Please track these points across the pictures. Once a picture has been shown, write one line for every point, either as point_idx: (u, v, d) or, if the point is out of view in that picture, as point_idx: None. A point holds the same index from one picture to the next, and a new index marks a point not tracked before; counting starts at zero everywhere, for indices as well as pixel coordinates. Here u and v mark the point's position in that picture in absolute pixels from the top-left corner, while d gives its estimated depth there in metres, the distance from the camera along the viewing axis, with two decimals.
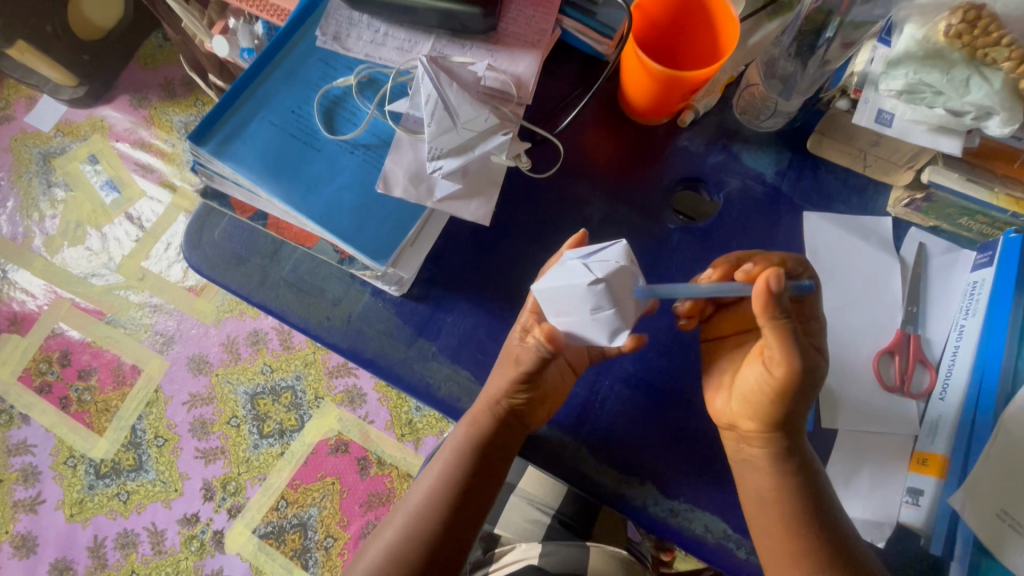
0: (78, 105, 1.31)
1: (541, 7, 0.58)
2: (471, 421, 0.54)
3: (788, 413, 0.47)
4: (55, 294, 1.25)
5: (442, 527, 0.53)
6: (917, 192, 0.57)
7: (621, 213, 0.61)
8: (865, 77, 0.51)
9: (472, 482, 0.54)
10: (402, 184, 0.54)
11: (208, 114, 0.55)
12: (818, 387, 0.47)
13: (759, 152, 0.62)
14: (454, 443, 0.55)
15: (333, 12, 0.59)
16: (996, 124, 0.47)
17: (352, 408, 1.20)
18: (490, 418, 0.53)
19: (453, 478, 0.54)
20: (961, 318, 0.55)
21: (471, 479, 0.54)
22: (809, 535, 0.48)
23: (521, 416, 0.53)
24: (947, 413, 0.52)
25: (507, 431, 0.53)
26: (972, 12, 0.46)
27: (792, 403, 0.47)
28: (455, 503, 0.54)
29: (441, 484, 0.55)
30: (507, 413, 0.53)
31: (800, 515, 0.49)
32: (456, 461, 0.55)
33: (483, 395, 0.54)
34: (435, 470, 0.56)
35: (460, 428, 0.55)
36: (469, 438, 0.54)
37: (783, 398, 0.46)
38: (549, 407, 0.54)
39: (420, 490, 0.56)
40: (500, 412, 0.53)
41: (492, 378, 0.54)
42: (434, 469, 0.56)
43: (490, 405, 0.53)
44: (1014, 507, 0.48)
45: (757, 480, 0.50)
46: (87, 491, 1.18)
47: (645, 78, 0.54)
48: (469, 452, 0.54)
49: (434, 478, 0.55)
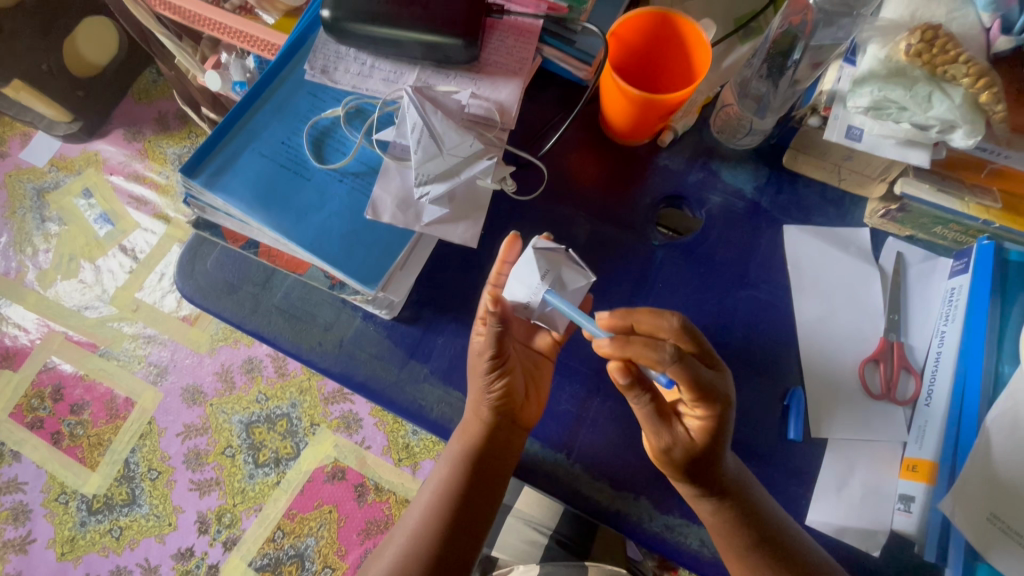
0: (73, 141, 1.32)
1: (521, 37, 0.60)
2: (463, 431, 0.55)
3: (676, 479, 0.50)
4: (47, 327, 1.25)
5: (439, 547, 0.53)
6: (892, 203, 0.58)
7: (605, 231, 0.62)
8: (835, 94, 0.54)
9: (467, 499, 0.54)
10: (390, 210, 0.55)
11: (200, 147, 0.56)
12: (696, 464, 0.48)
13: (737, 168, 0.64)
14: (449, 456, 0.56)
15: (321, 46, 0.60)
16: (960, 137, 0.49)
17: (348, 434, 1.19)
18: (480, 425, 0.54)
19: (449, 493, 0.54)
20: (941, 325, 0.56)
21: (468, 496, 0.54)
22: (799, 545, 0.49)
23: (511, 416, 0.53)
24: (933, 420, 0.53)
25: (497, 440, 0.53)
26: (929, 32, 0.48)
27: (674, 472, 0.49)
28: (451, 521, 0.53)
29: (438, 502, 0.54)
30: (495, 419, 0.53)
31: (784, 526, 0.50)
32: (451, 476, 0.55)
33: (470, 403, 0.54)
34: (432, 488, 0.56)
35: (454, 443, 0.56)
36: (464, 459, 0.54)
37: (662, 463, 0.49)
38: (538, 401, 0.55)
39: (415, 513, 0.55)
40: (488, 419, 0.53)
41: (473, 385, 0.54)
42: (431, 487, 0.56)
43: (478, 413, 0.54)
44: (1001, 510, 0.48)
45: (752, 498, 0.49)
46: (79, 528, 1.16)
47: (623, 101, 0.56)
48: (464, 466, 0.54)
49: (430, 496, 0.55)
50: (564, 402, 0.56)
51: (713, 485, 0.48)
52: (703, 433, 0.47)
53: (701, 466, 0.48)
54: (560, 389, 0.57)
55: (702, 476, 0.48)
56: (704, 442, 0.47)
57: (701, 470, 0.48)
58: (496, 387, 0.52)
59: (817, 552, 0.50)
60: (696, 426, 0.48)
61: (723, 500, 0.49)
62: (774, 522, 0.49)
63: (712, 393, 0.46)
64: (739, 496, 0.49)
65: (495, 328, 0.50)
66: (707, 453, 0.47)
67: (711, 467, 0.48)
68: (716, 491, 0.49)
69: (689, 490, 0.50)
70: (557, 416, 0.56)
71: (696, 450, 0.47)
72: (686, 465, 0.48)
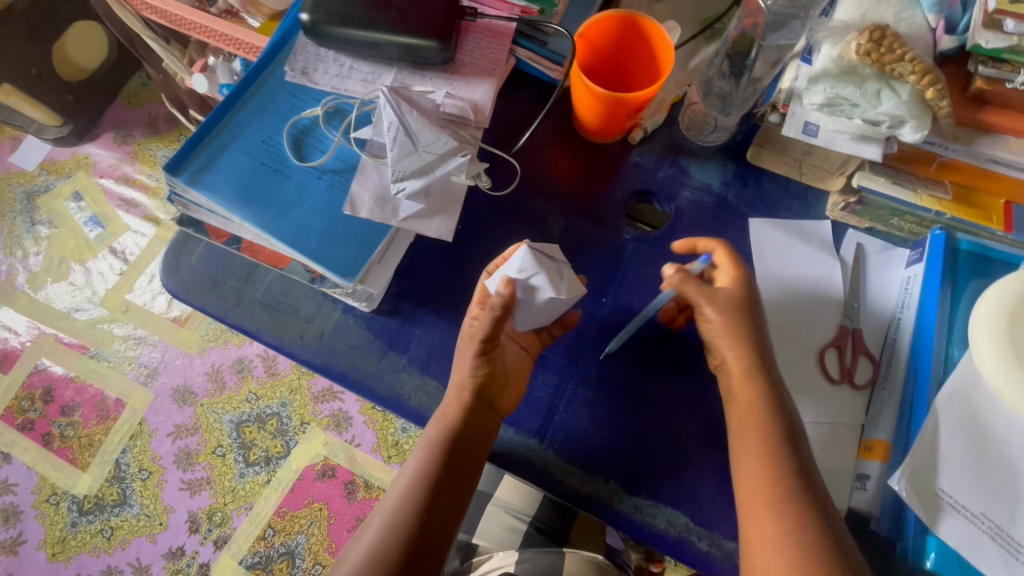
0: (62, 144, 1.34)
1: (495, 39, 0.62)
2: (439, 415, 0.56)
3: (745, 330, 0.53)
4: (38, 330, 1.26)
5: (414, 528, 0.53)
6: (851, 196, 0.61)
7: (578, 226, 0.64)
8: (792, 93, 0.56)
9: (445, 480, 0.55)
10: (368, 206, 0.57)
11: (184, 146, 0.58)
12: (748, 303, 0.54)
13: (705, 165, 0.67)
14: (424, 441, 0.57)
15: (301, 49, 0.63)
16: (908, 131, 0.52)
17: (338, 432, 1.21)
18: (459, 408, 0.55)
19: (427, 475, 0.55)
20: (898, 312, 0.59)
21: (441, 480, 0.55)
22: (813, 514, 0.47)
23: (489, 400, 0.55)
24: (890, 401, 0.55)
25: (472, 422, 0.54)
26: (876, 32, 0.51)
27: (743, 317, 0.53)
28: (425, 504, 0.54)
29: (412, 488, 0.55)
30: (473, 402, 0.54)
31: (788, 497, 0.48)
32: (425, 461, 0.56)
33: (452, 385, 0.56)
34: (407, 474, 0.56)
35: (431, 426, 0.56)
36: (441, 442, 0.55)
37: (733, 319, 0.53)
38: (515, 390, 0.57)
39: (393, 495, 0.56)
40: (467, 402, 0.55)
41: (458, 362, 0.56)
42: (407, 473, 0.56)
43: (458, 396, 0.55)
44: (951, 486, 0.50)
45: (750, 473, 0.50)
46: (70, 529, 1.16)
47: (591, 100, 0.59)
48: (438, 450, 0.55)
49: (407, 479, 0.56)
50: (537, 388, 0.59)
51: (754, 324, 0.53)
52: (731, 286, 0.54)
53: (748, 307, 0.54)
54: (534, 377, 0.59)
55: (751, 331, 0.53)
56: (738, 292, 0.54)
57: (750, 314, 0.53)
58: (479, 369, 0.54)
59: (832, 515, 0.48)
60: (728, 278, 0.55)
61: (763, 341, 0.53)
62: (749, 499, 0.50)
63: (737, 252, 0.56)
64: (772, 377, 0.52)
65: (496, 313, 0.51)
66: (743, 300, 0.54)
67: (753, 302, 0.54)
68: (758, 362, 0.52)
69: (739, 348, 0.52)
70: (531, 402, 0.58)
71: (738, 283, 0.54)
72: (738, 314, 0.53)
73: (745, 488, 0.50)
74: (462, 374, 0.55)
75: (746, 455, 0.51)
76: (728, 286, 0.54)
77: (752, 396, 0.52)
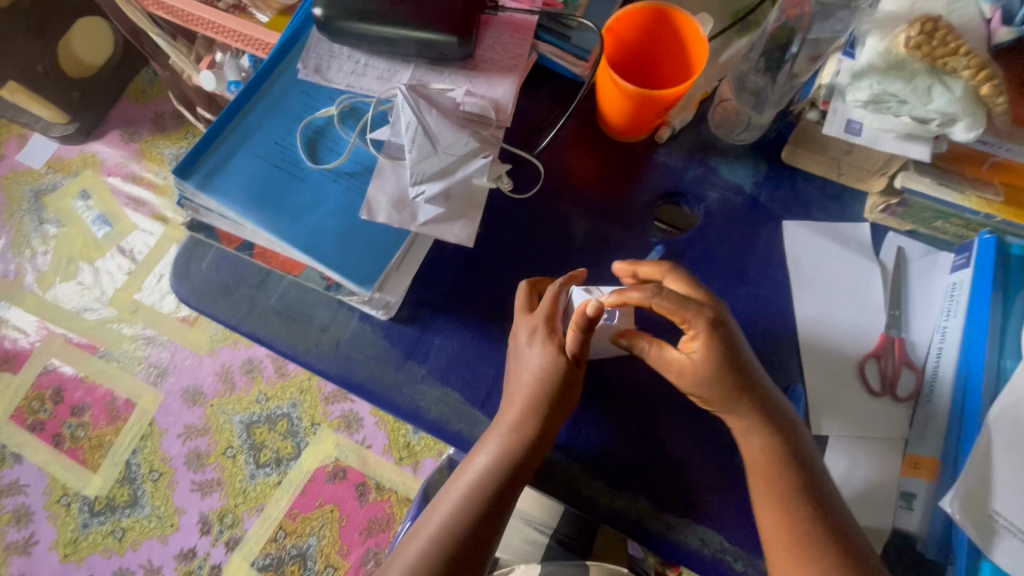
0: (69, 142, 1.32)
1: (517, 33, 0.60)
2: (490, 435, 0.53)
3: (732, 386, 0.49)
4: (47, 330, 1.25)
5: (453, 564, 0.50)
6: (893, 198, 0.58)
7: (603, 228, 0.61)
8: (833, 88, 0.53)
9: (494, 507, 0.51)
10: (386, 210, 0.55)
11: (194, 148, 0.56)
12: (726, 364, 0.48)
13: (736, 164, 0.64)
14: (472, 469, 0.52)
15: (314, 45, 0.60)
16: (961, 130, 0.48)
17: (349, 433, 1.19)
18: (524, 437, 0.51)
19: (476, 501, 0.51)
20: (943, 321, 0.56)
21: (487, 510, 0.51)
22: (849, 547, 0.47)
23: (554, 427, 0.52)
24: (937, 415, 0.53)
25: (529, 450, 0.51)
26: (930, 24, 0.46)
27: (730, 378, 0.49)
28: (466, 536, 0.50)
29: (454, 517, 0.51)
30: (542, 430, 0.51)
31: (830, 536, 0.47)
32: (473, 490, 0.52)
33: (505, 399, 0.53)
34: (450, 501, 0.52)
35: (485, 450, 0.52)
36: (496, 469, 0.51)
37: (720, 378, 0.49)
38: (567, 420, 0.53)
39: (434, 519, 0.52)
40: (534, 431, 0.51)
41: (511, 371, 0.54)
42: (451, 496, 0.53)
43: (527, 423, 0.51)
44: (1005, 507, 0.48)
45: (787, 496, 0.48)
46: (81, 530, 1.16)
47: (619, 97, 0.56)
48: (490, 480, 0.51)
49: (453, 503, 0.52)
50: None
51: (740, 380, 0.49)
52: (705, 361, 0.48)
53: (729, 369, 0.49)
54: None
55: (743, 394, 0.49)
56: (715, 362, 0.48)
57: (737, 375, 0.49)
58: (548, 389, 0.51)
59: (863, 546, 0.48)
60: (693, 344, 0.49)
61: (750, 395, 0.49)
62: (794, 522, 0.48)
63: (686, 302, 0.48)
64: (784, 426, 0.50)
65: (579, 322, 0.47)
66: (724, 369, 0.48)
67: (732, 360, 0.49)
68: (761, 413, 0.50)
69: (735, 405, 0.50)
70: None
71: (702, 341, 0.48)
72: (723, 381, 0.49)
73: (768, 522, 0.49)
74: (526, 389, 0.52)
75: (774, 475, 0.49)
76: (701, 363, 0.48)
77: (765, 441, 0.50)
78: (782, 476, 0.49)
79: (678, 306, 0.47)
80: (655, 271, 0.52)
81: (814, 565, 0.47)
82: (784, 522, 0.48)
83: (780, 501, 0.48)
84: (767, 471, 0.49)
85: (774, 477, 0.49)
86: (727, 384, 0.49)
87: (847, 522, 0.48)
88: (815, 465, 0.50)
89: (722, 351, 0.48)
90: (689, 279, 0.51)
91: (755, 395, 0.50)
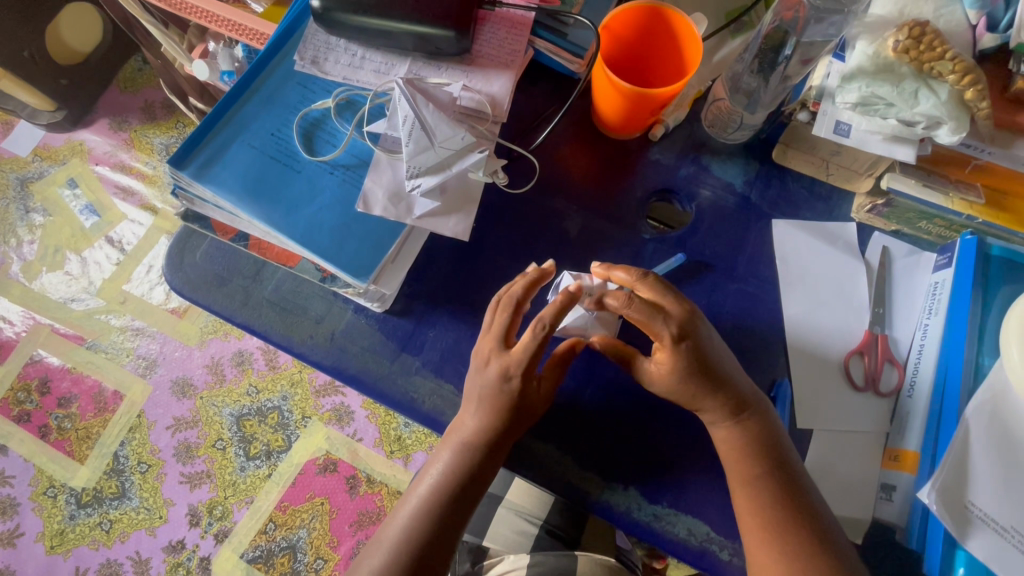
0: (55, 130, 1.30)
1: (513, 28, 0.60)
2: (454, 431, 0.53)
3: (700, 392, 0.50)
4: (33, 320, 1.24)
5: (422, 555, 0.51)
6: (878, 198, 0.59)
7: (596, 224, 0.62)
8: (823, 90, 0.54)
9: (459, 499, 0.52)
10: (382, 203, 0.55)
11: (188, 138, 0.56)
12: (693, 373, 0.50)
13: (728, 162, 0.65)
14: (426, 479, 0.53)
15: (311, 37, 0.60)
16: (945, 133, 0.49)
17: (339, 426, 1.19)
18: (488, 431, 0.52)
19: (442, 494, 0.52)
20: (925, 318, 0.58)
21: (447, 518, 0.52)
22: (820, 539, 0.49)
23: (518, 421, 0.52)
24: (916, 410, 0.55)
25: (480, 457, 0.52)
26: (916, 29, 0.49)
27: (697, 385, 0.50)
28: (425, 541, 0.51)
29: (421, 510, 0.52)
30: (504, 424, 0.52)
31: (804, 530, 0.49)
32: (426, 502, 0.52)
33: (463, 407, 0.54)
34: (409, 507, 0.53)
35: (449, 442, 0.53)
36: (460, 460, 0.52)
37: (688, 382, 0.50)
38: (528, 418, 0.53)
39: (402, 513, 0.53)
40: (497, 425, 0.52)
41: (468, 382, 0.54)
42: (419, 490, 0.53)
43: (488, 416, 0.52)
44: (979, 498, 0.49)
45: (769, 490, 0.50)
46: (68, 521, 1.15)
47: (615, 95, 0.56)
48: (448, 486, 0.52)
49: (421, 497, 0.53)
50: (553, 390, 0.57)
51: (708, 387, 0.50)
52: (671, 373, 0.50)
53: (696, 377, 0.50)
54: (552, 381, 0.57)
55: (711, 394, 0.50)
56: (683, 372, 0.50)
57: (704, 380, 0.50)
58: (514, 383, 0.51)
59: (838, 537, 0.49)
60: (660, 358, 0.50)
61: (724, 396, 0.50)
62: (776, 516, 0.49)
63: (658, 314, 0.49)
64: (757, 420, 0.51)
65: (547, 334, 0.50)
66: (691, 374, 0.50)
67: (700, 368, 0.50)
68: (735, 409, 0.51)
69: (709, 403, 0.51)
70: (552, 414, 0.56)
71: (669, 352, 0.49)
72: (694, 385, 0.50)
73: (741, 506, 0.50)
74: (475, 399, 0.52)
75: (759, 471, 0.50)
76: (668, 375, 0.50)
77: (727, 432, 0.51)
78: (766, 469, 0.50)
79: (652, 313, 0.49)
80: (628, 278, 0.51)
81: (780, 551, 0.48)
82: (753, 506, 0.50)
83: (750, 487, 0.50)
84: (734, 456, 0.51)
85: (744, 466, 0.51)
86: (696, 389, 0.50)
87: (825, 514, 0.50)
88: (792, 461, 0.51)
89: (691, 361, 0.49)
90: (661, 289, 0.51)
91: (727, 396, 0.51)
